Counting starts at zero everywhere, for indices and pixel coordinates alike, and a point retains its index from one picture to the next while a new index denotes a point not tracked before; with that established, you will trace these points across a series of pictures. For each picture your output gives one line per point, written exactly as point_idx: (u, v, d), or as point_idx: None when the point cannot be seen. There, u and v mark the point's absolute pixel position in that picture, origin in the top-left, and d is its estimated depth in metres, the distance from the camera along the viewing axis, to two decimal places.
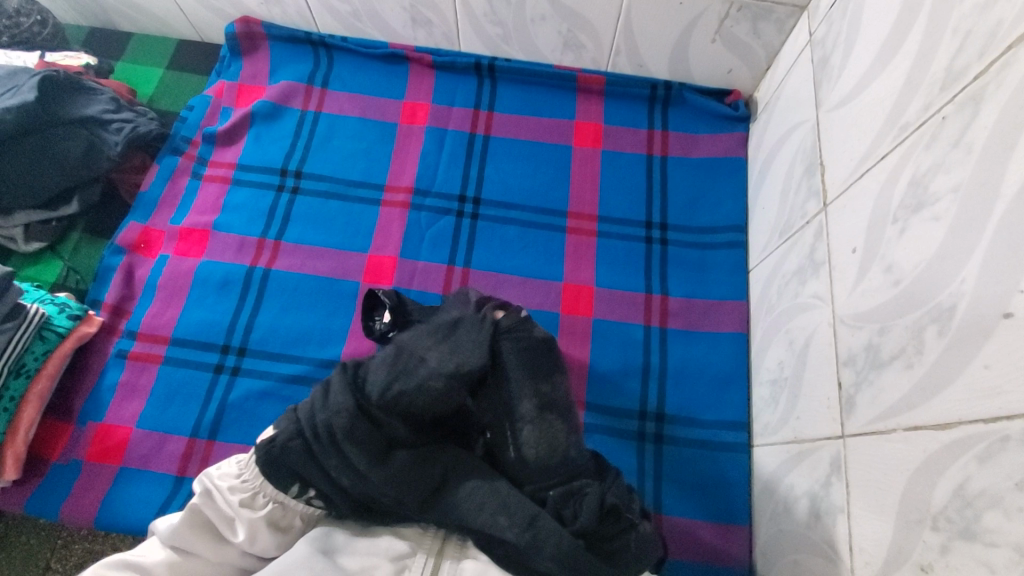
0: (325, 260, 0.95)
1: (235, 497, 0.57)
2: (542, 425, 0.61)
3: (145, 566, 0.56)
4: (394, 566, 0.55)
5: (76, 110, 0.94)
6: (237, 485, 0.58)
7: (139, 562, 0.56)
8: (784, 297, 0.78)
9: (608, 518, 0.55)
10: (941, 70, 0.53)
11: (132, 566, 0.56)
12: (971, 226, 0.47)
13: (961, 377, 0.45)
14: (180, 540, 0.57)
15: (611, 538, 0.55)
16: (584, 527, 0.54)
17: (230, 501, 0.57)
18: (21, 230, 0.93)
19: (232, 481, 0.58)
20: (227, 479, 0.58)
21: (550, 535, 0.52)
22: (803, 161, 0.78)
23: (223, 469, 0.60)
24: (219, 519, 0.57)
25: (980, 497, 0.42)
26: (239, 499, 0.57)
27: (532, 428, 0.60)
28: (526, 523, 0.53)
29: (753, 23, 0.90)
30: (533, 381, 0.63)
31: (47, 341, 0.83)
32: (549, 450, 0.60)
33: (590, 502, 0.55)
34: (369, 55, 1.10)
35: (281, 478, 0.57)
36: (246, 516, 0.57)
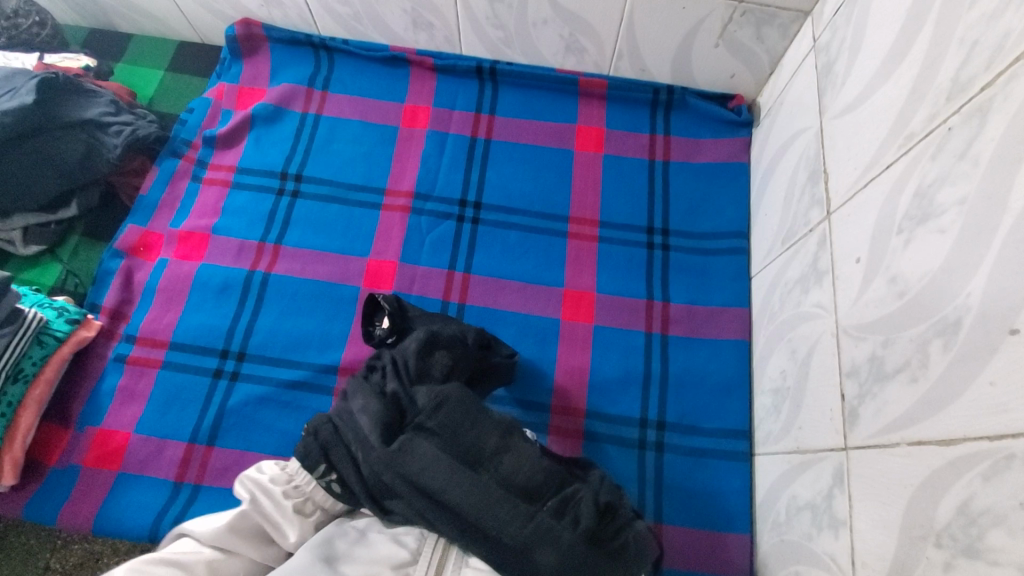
0: (324, 265, 0.94)
1: (288, 502, 0.60)
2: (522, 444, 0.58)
3: (185, 563, 0.55)
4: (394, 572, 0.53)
5: (76, 113, 0.93)
6: (290, 490, 0.60)
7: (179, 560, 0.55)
8: (787, 305, 0.77)
9: (605, 518, 0.54)
10: (946, 81, 0.53)
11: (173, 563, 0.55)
12: (977, 239, 0.46)
13: (966, 393, 0.45)
14: (222, 543, 0.57)
15: (609, 539, 0.53)
16: (585, 530, 0.52)
17: (284, 506, 0.59)
18: (20, 233, 0.92)
19: (284, 486, 0.60)
20: (278, 484, 0.60)
21: (552, 533, 0.51)
22: (806, 169, 0.77)
23: (271, 474, 0.61)
24: (270, 525, 0.59)
25: (985, 514, 0.42)
26: (292, 505, 0.60)
27: (508, 450, 0.57)
28: (525, 520, 0.52)
29: (757, 27, 0.90)
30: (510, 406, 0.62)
31: (45, 345, 0.82)
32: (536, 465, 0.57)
33: (586, 505, 0.54)
34: (370, 57, 1.09)
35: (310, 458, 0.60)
36: (300, 522, 0.59)
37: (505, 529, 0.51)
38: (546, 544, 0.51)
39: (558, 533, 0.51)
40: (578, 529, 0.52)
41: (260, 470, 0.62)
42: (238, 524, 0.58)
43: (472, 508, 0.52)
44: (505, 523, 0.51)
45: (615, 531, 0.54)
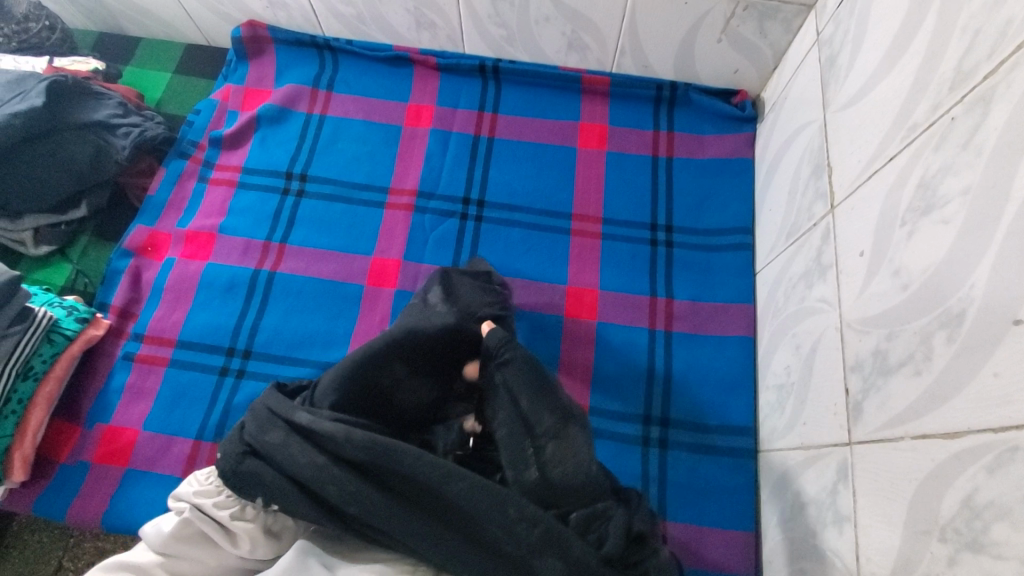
0: (329, 263, 0.95)
1: (224, 512, 0.52)
2: (565, 442, 0.51)
3: (140, 567, 0.53)
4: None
5: (85, 115, 0.95)
6: (224, 500, 0.53)
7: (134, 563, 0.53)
8: (791, 300, 0.77)
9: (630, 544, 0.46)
10: (950, 70, 0.52)
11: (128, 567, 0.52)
12: (980, 230, 0.45)
13: (971, 385, 0.44)
14: (173, 549, 0.53)
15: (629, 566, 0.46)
16: (607, 553, 0.44)
17: (217, 517, 0.52)
18: (30, 234, 0.94)
19: (218, 497, 0.53)
20: (210, 496, 0.53)
21: (564, 545, 0.44)
22: (810, 163, 0.77)
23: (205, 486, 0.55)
24: (213, 531, 0.53)
25: (989, 508, 0.41)
26: (228, 514, 0.52)
27: (557, 442, 0.51)
28: (534, 523, 0.44)
29: (760, 22, 0.89)
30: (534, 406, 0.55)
31: (55, 343, 0.83)
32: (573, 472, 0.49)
33: (614, 525, 0.46)
34: (374, 57, 1.10)
35: (244, 490, 0.51)
36: (241, 528, 0.52)
37: (510, 538, 0.44)
38: (553, 554, 0.43)
39: (571, 542, 0.44)
40: (597, 551, 0.44)
41: (190, 483, 0.55)
42: (181, 532, 0.53)
43: (477, 522, 0.45)
44: (507, 534, 0.44)
45: (637, 560, 0.46)
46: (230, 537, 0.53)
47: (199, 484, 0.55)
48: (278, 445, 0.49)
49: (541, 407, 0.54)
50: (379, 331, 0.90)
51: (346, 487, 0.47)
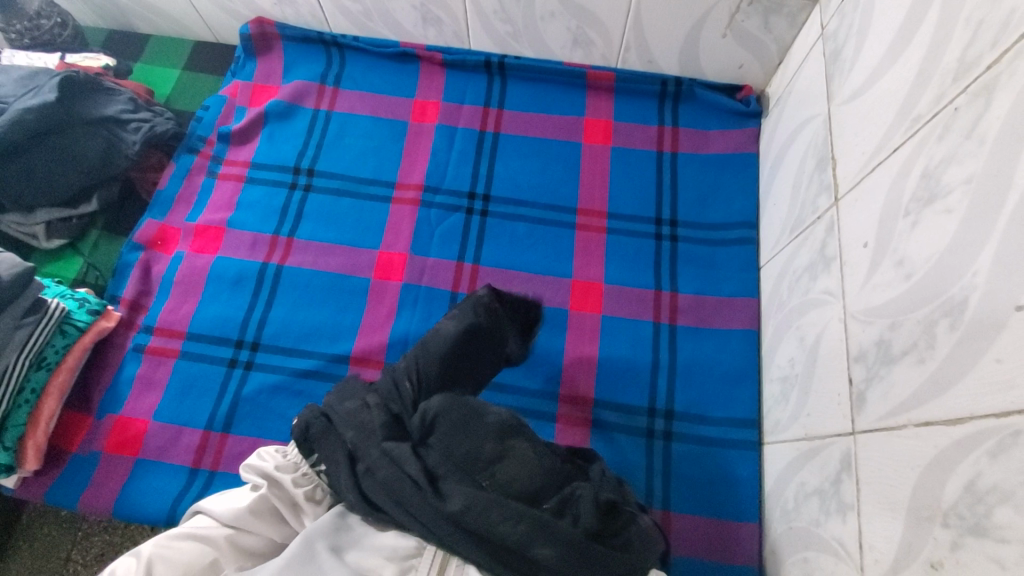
0: (336, 257, 0.96)
1: (302, 490, 0.57)
2: (515, 456, 0.50)
3: (207, 538, 0.53)
4: (398, 568, 0.49)
5: (96, 110, 0.96)
6: (301, 478, 0.57)
7: (203, 533, 0.53)
8: (796, 292, 0.77)
9: (607, 516, 0.49)
10: (953, 61, 0.52)
11: (196, 537, 0.53)
12: (983, 217, 0.46)
13: (974, 370, 0.44)
14: (245, 523, 0.55)
15: (611, 535, 0.49)
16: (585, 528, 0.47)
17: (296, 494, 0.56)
18: (42, 228, 0.94)
19: (294, 474, 0.57)
20: (286, 471, 0.57)
21: (548, 531, 0.46)
22: (814, 156, 0.77)
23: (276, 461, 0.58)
24: (285, 505, 0.57)
25: (992, 492, 0.41)
26: (306, 492, 0.57)
27: (507, 456, 0.50)
28: (517, 520, 0.46)
29: (765, 16, 0.90)
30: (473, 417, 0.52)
31: (67, 335, 0.85)
32: (532, 480, 0.49)
33: (585, 505, 0.48)
34: (380, 54, 1.11)
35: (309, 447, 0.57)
36: (312, 508, 0.57)
37: (497, 531, 0.45)
38: (542, 541, 0.45)
39: (554, 526, 0.46)
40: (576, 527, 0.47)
41: (263, 459, 0.58)
42: (258, 506, 0.56)
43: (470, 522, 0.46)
44: (499, 527, 0.46)
45: (618, 530, 0.49)
46: (297, 512, 0.57)
47: (273, 457, 0.58)
48: (345, 417, 0.56)
49: (480, 434, 0.51)
50: (387, 322, 0.91)
51: (377, 460, 0.51)
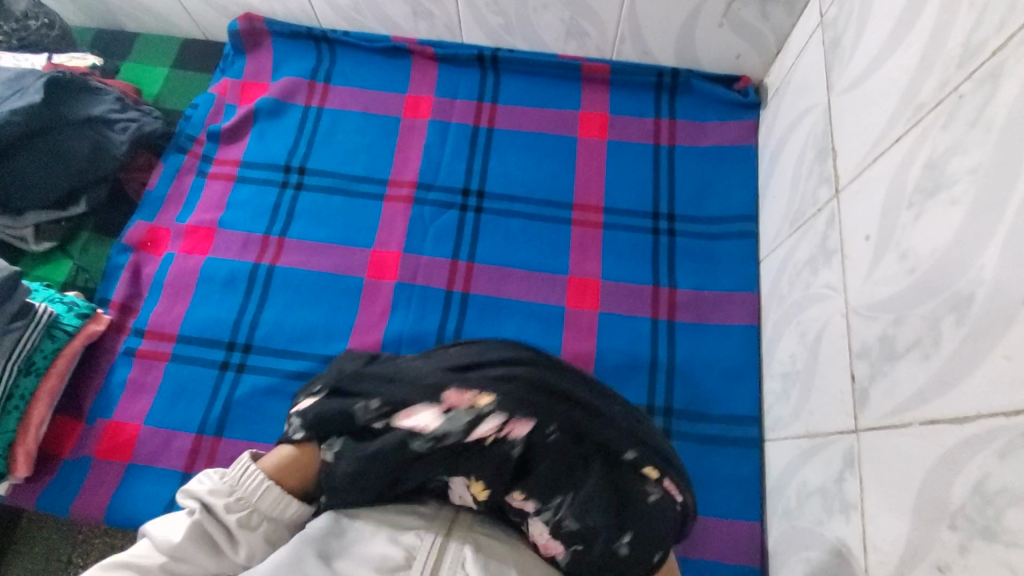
0: (328, 256, 0.94)
1: (231, 516, 0.53)
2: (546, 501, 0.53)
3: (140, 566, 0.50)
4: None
5: (83, 110, 0.94)
6: (233, 503, 0.54)
7: (137, 563, 0.50)
8: (796, 287, 0.75)
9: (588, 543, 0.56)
10: (957, 47, 0.50)
11: (129, 567, 0.50)
12: (991, 208, 0.44)
13: (982, 367, 0.43)
14: (181, 551, 0.51)
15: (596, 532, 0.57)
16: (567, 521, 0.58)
17: (227, 520, 0.53)
18: (31, 231, 0.93)
19: (227, 498, 0.54)
20: (219, 495, 0.54)
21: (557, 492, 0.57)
22: (814, 147, 0.75)
23: (211, 484, 0.55)
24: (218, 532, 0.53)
25: (1001, 494, 0.40)
26: (235, 519, 0.53)
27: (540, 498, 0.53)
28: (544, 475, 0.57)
29: (762, 5, 0.88)
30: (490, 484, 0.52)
31: (56, 339, 0.83)
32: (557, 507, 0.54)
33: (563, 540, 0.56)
34: (371, 48, 1.09)
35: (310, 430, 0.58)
36: (246, 537, 0.54)
37: None
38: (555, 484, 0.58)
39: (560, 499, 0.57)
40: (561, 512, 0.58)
41: (201, 482, 0.56)
42: (192, 532, 0.52)
43: None
44: None
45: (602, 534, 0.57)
46: (231, 541, 0.54)
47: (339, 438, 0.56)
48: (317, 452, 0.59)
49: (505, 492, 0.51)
50: (381, 322, 0.89)
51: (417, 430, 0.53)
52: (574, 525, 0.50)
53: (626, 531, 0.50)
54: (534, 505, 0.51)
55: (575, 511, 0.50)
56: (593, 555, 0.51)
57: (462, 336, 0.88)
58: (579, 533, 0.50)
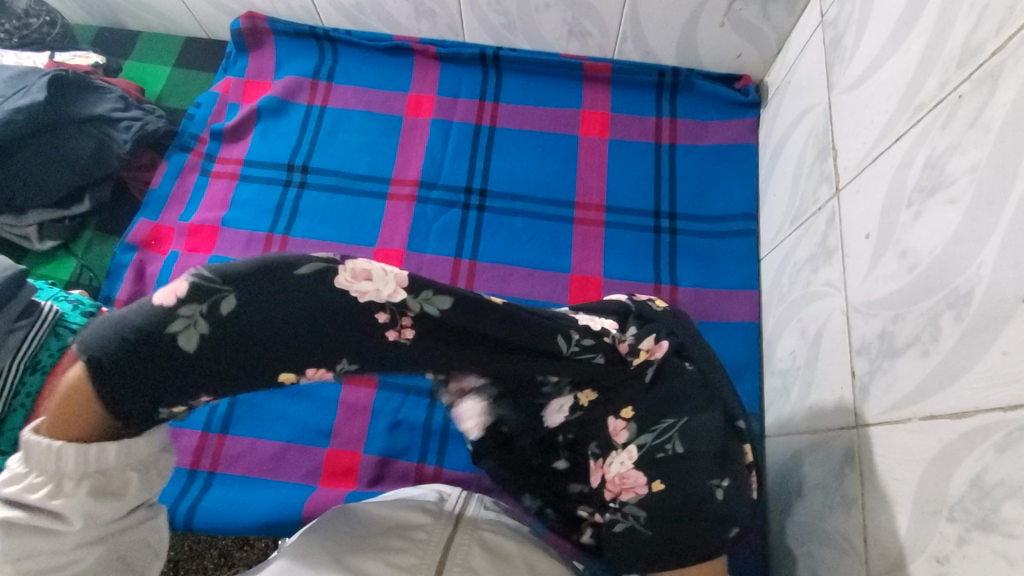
0: (332, 255, 0.95)
1: (37, 495, 0.42)
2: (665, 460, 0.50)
3: None
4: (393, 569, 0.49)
5: (86, 109, 0.94)
6: (32, 483, 0.42)
7: None
8: (796, 285, 0.76)
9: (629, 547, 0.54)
10: (957, 48, 0.51)
11: None
12: (990, 207, 0.45)
13: (980, 363, 0.44)
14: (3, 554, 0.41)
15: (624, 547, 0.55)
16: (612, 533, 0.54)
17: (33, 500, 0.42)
18: (34, 229, 0.93)
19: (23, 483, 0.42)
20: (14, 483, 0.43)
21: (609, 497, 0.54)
22: (815, 147, 0.76)
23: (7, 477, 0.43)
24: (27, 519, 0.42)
25: (999, 486, 0.41)
26: (44, 496, 0.42)
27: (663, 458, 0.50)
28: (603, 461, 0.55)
29: (763, 4, 0.88)
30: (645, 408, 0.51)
31: (62, 337, 0.83)
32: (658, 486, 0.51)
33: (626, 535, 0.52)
34: (373, 47, 1.09)
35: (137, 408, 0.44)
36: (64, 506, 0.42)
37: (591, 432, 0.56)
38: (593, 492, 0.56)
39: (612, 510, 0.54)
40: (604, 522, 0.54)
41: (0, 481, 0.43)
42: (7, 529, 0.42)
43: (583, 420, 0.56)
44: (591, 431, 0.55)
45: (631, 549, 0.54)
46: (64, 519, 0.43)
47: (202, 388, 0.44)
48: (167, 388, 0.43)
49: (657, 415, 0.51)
50: None
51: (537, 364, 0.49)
52: (681, 448, 0.51)
53: (727, 474, 0.52)
54: (634, 429, 0.52)
55: (685, 438, 0.51)
56: (685, 494, 0.51)
57: None
58: (678, 465, 0.51)
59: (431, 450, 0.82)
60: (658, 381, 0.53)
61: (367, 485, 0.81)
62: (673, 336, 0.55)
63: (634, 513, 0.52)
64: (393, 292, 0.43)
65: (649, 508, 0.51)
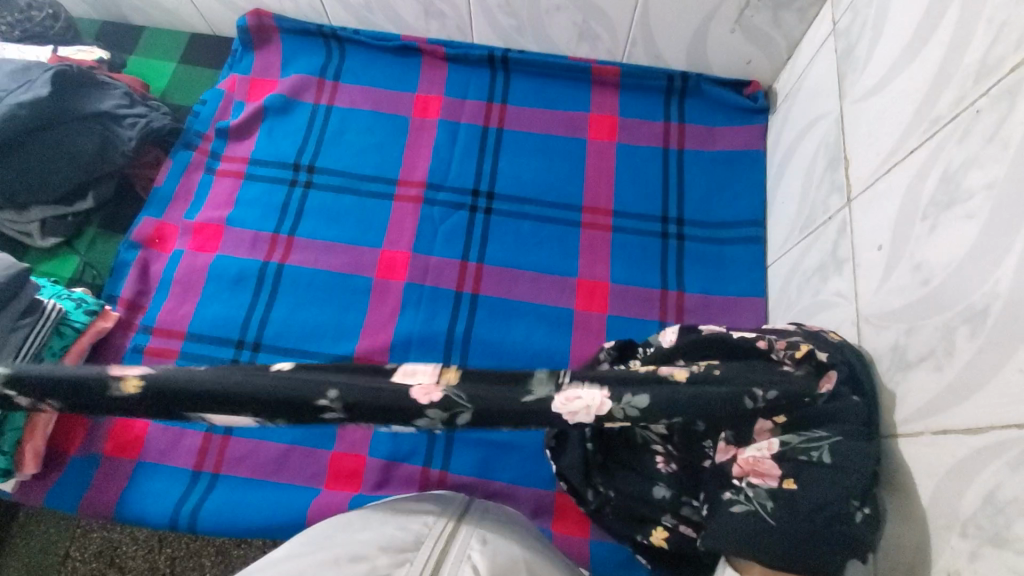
0: (337, 256, 0.94)
1: None
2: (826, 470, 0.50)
3: None
4: (393, 558, 0.51)
5: (90, 105, 0.93)
6: None
7: None
8: (805, 294, 0.76)
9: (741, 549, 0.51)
10: (974, 63, 0.51)
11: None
12: (1007, 223, 0.45)
13: (995, 381, 0.44)
14: None
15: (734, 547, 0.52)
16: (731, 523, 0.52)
17: None
18: (37, 226, 0.93)
19: None
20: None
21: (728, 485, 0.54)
22: (825, 156, 0.76)
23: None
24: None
25: (1013, 503, 0.41)
26: None
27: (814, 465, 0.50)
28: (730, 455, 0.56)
29: (774, 11, 0.88)
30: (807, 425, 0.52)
31: (64, 336, 0.83)
32: (805, 492, 0.50)
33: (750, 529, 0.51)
34: (381, 47, 1.09)
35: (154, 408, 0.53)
36: None
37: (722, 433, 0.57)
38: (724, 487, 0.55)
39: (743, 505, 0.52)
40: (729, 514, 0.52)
41: None
42: None
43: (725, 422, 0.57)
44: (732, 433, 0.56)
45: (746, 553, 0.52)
46: None
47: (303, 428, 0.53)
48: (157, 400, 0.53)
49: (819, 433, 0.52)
50: (390, 322, 0.90)
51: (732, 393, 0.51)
52: (828, 459, 0.50)
53: (869, 503, 0.49)
54: (781, 429, 0.53)
55: (836, 450, 0.50)
56: (815, 500, 0.49)
57: (471, 337, 0.88)
58: (818, 473, 0.50)
59: (436, 455, 0.82)
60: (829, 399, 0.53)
61: (371, 488, 0.80)
62: (848, 364, 0.54)
63: (760, 499, 0.51)
64: (602, 404, 0.49)
65: (776, 496, 0.51)
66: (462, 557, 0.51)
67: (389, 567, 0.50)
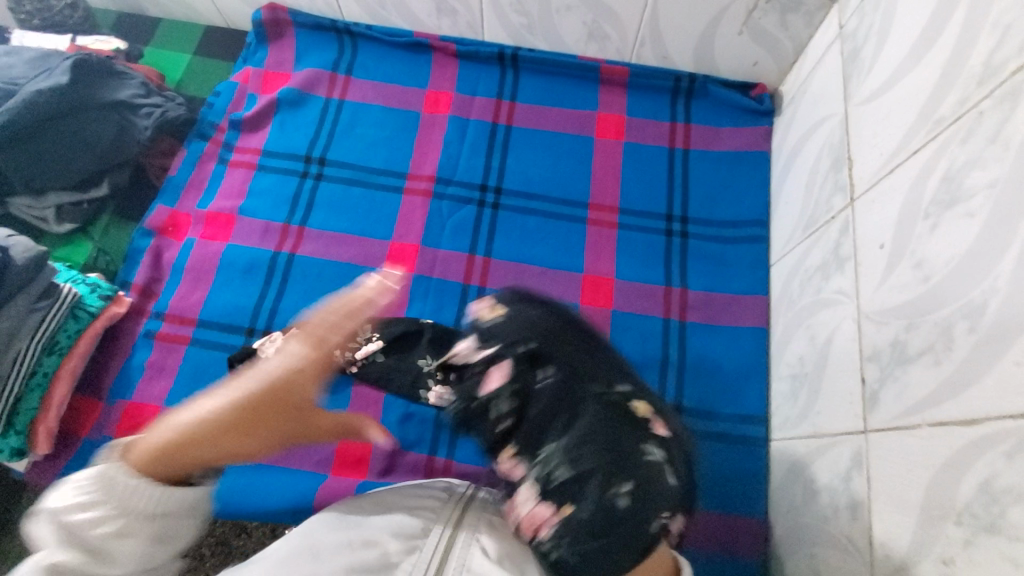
0: (347, 247, 0.96)
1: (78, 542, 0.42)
2: (596, 489, 0.50)
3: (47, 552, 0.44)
4: (404, 544, 0.52)
5: (108, 94, 0.95)
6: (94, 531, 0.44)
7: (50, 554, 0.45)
8: (807, 292, 0.78)
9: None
10: (978, 65, 0.52)
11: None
12: (1007, 221, 0.46)
13: (992, 374, 0.45)
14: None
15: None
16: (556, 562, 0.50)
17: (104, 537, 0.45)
18: (53, 211, 0.94)
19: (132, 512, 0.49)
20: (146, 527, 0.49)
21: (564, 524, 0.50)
22: (830, 157, 0.77)
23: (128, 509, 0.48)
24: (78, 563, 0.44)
25: (1007, 492, 0.42)
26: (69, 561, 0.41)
27: (585, 486, 0.50)
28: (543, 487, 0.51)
29: (782, 14, 0.90)
30: (622, 434, 0.52)
31: (79, 320, 0.85)
32: (589, 519, 0.49)
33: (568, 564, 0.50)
34: (393, 43, 1.10)
35: None
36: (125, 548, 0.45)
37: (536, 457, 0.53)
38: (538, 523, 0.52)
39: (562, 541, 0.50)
40: (556, 551, 0.50)
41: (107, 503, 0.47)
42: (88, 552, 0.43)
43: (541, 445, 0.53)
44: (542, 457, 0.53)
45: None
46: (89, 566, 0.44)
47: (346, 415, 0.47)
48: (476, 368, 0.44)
49: (623, 438, 0.52)
50: (398, 313, 0.91)
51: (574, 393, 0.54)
52: (569, 472, 0.51)
53: (624, 484, 0.50)
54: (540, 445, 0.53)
55: (564, 458, 0.52)
56: (593, 520, 0.49)
57: None
58: (571, 484, 0.51)
59: (441, 444, 0.84)
60: (554, 386, 0.55)
61: (377, 474, 0.82)
62: (539, 342, 0.56)
63: (558, 539, 0.50)
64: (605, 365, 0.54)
65: (564, 525, 0.50)
66: (470, 542, 0.52)
67: (399, 554, 0.51)
